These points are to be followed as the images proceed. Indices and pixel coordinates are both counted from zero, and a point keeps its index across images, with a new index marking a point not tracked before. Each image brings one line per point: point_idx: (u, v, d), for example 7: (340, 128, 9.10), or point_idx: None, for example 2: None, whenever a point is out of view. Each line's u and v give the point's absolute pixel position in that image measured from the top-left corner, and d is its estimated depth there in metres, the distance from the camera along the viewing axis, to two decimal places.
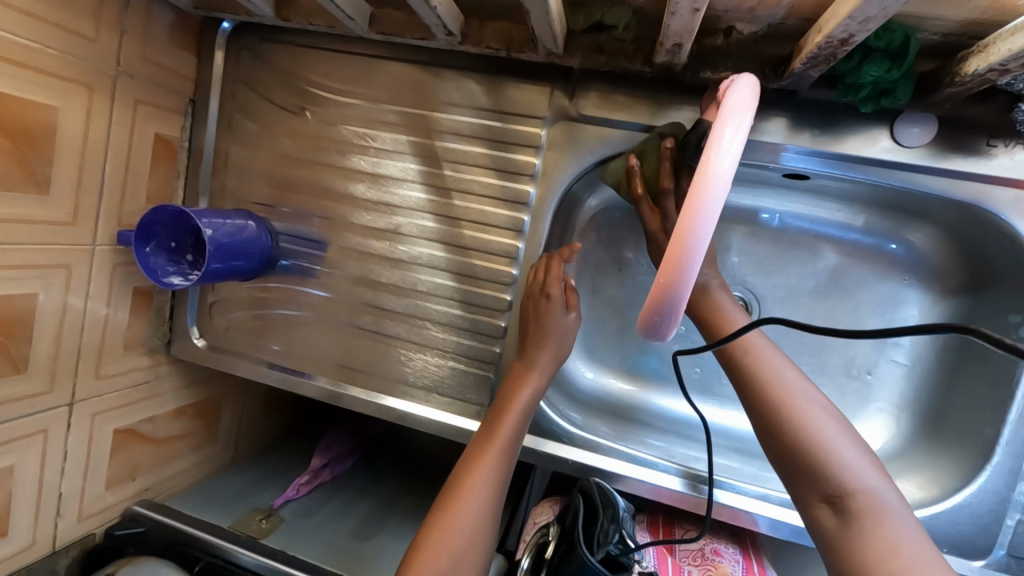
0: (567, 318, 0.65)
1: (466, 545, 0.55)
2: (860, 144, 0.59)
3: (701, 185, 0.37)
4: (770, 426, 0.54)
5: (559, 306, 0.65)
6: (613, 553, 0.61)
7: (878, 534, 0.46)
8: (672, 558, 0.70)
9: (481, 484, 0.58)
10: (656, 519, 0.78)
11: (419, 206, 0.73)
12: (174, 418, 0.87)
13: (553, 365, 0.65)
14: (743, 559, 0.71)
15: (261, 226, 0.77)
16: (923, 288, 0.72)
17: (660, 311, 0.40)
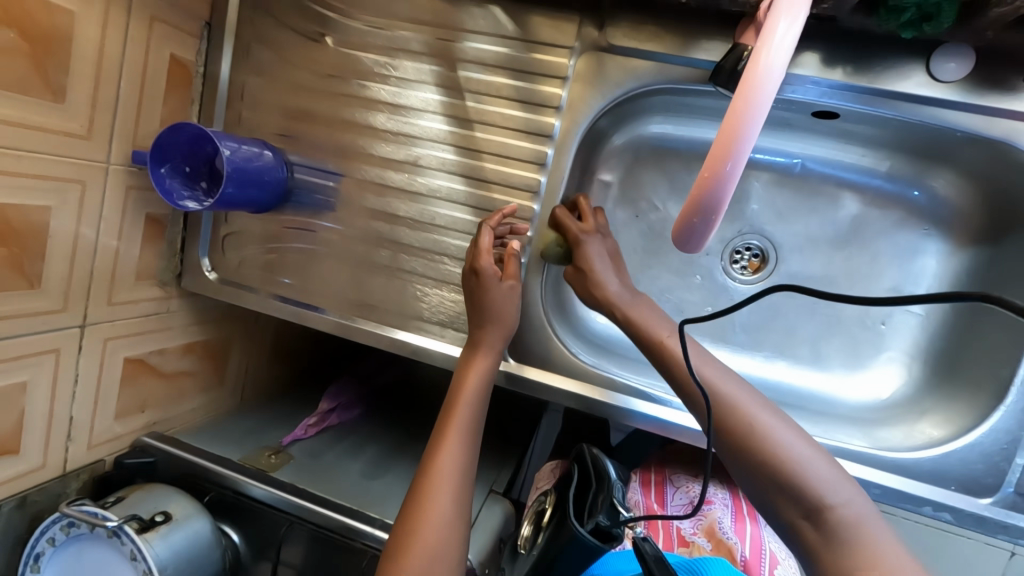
0: (495, 287, 0.65)
1: (442, 541, 0.54)
2: (892, 79, 0.59)
3: (752, 85, 0.37)
4: (741, 451, 0.53)
5: (491, 279, 0.65)
6: (603, 524, 0.63)
7: (862, 551, 0.46)
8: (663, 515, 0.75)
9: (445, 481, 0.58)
10: (650, 476, 0.83)
11: (440, 138, 0.72)
12: (183, 354, 0.87)
13: (500, 340, 0.67)
14: (730, 503, 0.77)
15: (277, 157, 0.76)
16: (942, 237, 0.72)
17: (698, 214, 0.40)
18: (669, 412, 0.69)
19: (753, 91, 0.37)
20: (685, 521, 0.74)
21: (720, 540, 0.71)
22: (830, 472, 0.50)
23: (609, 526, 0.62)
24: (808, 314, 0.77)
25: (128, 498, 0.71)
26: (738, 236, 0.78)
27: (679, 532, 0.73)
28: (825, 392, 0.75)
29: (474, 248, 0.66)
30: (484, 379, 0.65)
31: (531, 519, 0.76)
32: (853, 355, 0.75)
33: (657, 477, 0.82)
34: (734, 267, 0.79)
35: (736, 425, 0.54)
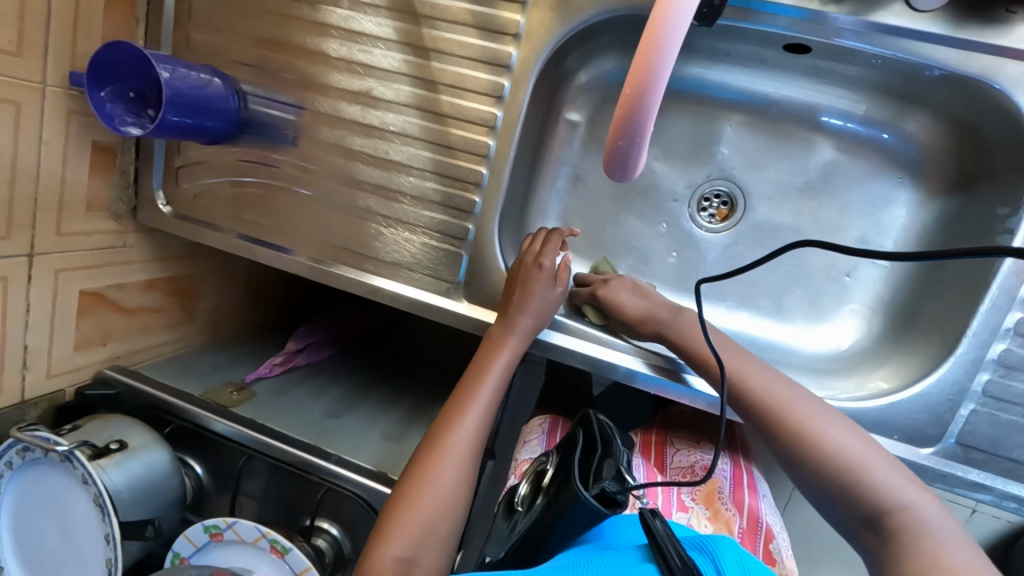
0: (543, 280, 0.66)
1: (438, 517, 0.58)
2: (868, 8, 0.55)
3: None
4: (796, 458, 0.55)
5: (549, 277, 0.66)
6: (608, 489, 0.58)
7: (917, 548, 0.47)
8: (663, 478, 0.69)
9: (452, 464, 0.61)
10: (649, 439, 0.77)
11: (395, 67, 0.68)
12: (145, 290, 0.86)
13: (530, 328, 0.66)
14: (732, 471, 0.71)
15: (227, 85, 0.73)
16: (914, 187, 0.69)
17: (626, 135, 0.38)
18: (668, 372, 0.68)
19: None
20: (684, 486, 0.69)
21: (719, 510, 0.66)
22: (895, 477, 0.52)
23: (615, 492, 0.58)
24: (773, 265, 0.75)
25: (84, 426, 0.73)
26: (706, 182, 0.76)
27: (678, 497, 0.67)
28: (784, 343, 0.74)
29: (541, 243, 0.69)
30: (507, 365, 0.66)
31: (529, 479, 0.65)
32: (815, 307, 0.74)
33: (658, 439, 0.76)
34: (701, 214, 0.76)
35: (791, 432, 0.56)
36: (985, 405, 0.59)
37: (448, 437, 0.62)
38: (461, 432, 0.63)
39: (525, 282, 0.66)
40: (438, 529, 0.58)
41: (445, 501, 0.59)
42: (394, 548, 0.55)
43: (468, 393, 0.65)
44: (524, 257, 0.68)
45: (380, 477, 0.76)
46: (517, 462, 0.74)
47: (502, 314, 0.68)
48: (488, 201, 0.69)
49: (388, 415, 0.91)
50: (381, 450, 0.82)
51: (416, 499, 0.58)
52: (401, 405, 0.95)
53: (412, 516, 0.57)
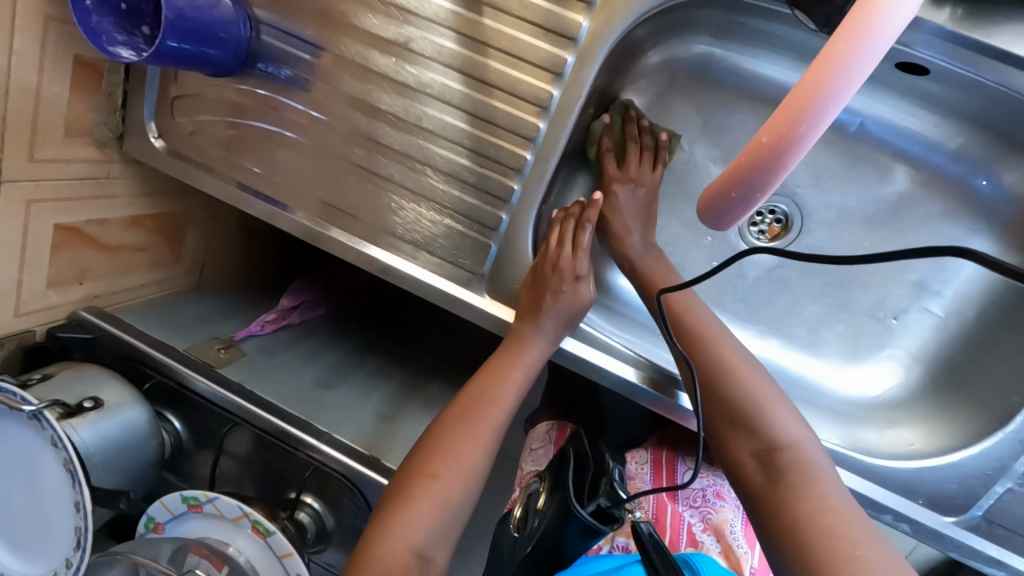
0: (575, 289, 0.63)
1: (444, 523, 0.53)
2: (1010, 36, 0.47)
3: (857, 27, 0.27)
4: (709, 392, 0.57)
5: (587, 291, 0.64)
6: (602, 505, 0.56)
7: (804, 488, 0.48)
8: (674, 507, 0.68)
9: (466, 466, 0.56)
10: (660, 457, 0.73)
11: (440, 19, 0.58)
12: (129, 228, 0.77)
13: (559, 329, 0.62)
14: (743, 502, 0.70)
15: (239, 8, 0.62)
16: (991, 237, 0.63)
17: (744, 187, 0.31)
18: (694, 402, 0.64)
19: (856, 34, 0.27)
20: (695, 515, 0.68)
21: (730, 546, 0.65)
22: (791, 422, 0.53)
23: (608, 507, 0.56)
24: (817, 295, 0.70)
25: (56, 378, 0.66)
26: (764, 196, 0.69)
27: (688, 528, 0.67)
28: (815, 380, 0.70)
29: (571, 243, 0.63)
30: (528, 369, 0.62)
31: (523, 501, 0.64)
32: (854, 347, 0.70)
33: (669, 457, 0.73)
34: (751, 230, 0.70)
35: (709, 364, 0.57)
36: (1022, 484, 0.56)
37: (474, 420, 0.58)
38: (487, 419, 0.59)
39: (558, 287, 0.62)
40: (455, 510, 0.54)
41: (466, 486, 0.55)
42: (412, 536, 0.51)
43: (486, 391, 0.61)
44: (555, 259, 0.62)
45: (372, 462, 0.72)
46: (522, 474, 0.72)
47: (528, 312, 0.62)
48: (527, 191, 0.61)
49: (381, 391, 0.87)
50: (372, 431, 0.78)
51: (440, 478, 0.54)
52: (396, 380, 0.91)
53: (431, 496, 0.53)
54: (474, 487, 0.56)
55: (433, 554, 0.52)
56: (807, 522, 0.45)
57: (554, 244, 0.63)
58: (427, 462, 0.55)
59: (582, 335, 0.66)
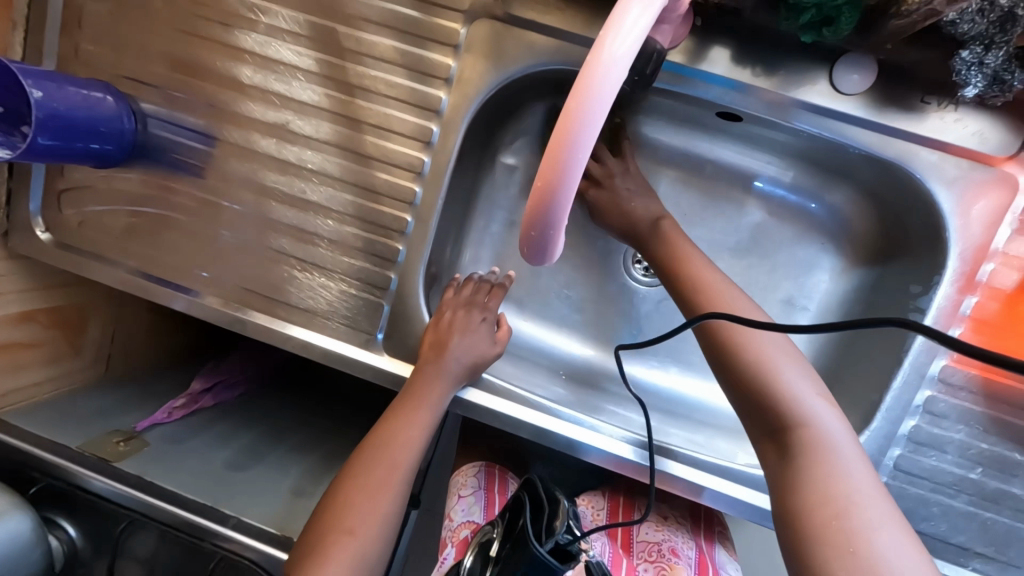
0: (482, 328, 0.67)
1: None
2: (797, 86, 0.55)
3: (588, 76, 0.30)
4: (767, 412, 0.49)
5: (485, 334, 0.67)
6: (561, 543, 0.56)
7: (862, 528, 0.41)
8: (627, 560, 0.68)
9: (360, 535, 0.55)
10: (617, 502, 0.73)
11: (315, 101, 0.63)
12: (18, 325, 0.74)
13: (461, 370, 0.63)
14: (698, 560, 0.68)
15: (121, 104, 0.65)
16: (836, 255, 0.71)
17: (540, 225, 0.34)
18: (608, 441, 0.64)
19: (588, 86, 0.30)
20: (648, 570, 0.67)
21: None
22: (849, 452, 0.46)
23: (569, 542, 0.56)
24: None
25: None
26: None
27: None
28: (711, 402, 0.75)
29: (487, 294, 0.70)
30: (426, 428, 0.62)
31: (475, 551, 0.63)
32: None
33: (625, 502, 0.73)
34: (636, 266, 0.77)
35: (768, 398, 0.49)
36: (897, 478, 0.59)
37: (381, 468, 0.59)
38: (394, 464, 0.60)
39: (462, 328, 0.66)
40: (369, 562, 0.56)
41: (380, 534, 0.57)
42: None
43: (379, 455, 0.60)
44: (471, 303, 0.68)
45: (284, 543, 0.69)
46: (454, 528, 0.70)
47: (430, 353, 0.63)
48: (413, 250, 0.64)
49: (301, 465, 0.84)
50: (287, 508, 0.75)
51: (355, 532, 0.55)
52: (316, 454, 0.88)
53: (347, 552, 0.54)
54: (370, 556, 0.56)
55: None
56: None
57: (468, 293, 0.70)
58: (322, 535, 0.55)
59: (485, 385, 0.67)
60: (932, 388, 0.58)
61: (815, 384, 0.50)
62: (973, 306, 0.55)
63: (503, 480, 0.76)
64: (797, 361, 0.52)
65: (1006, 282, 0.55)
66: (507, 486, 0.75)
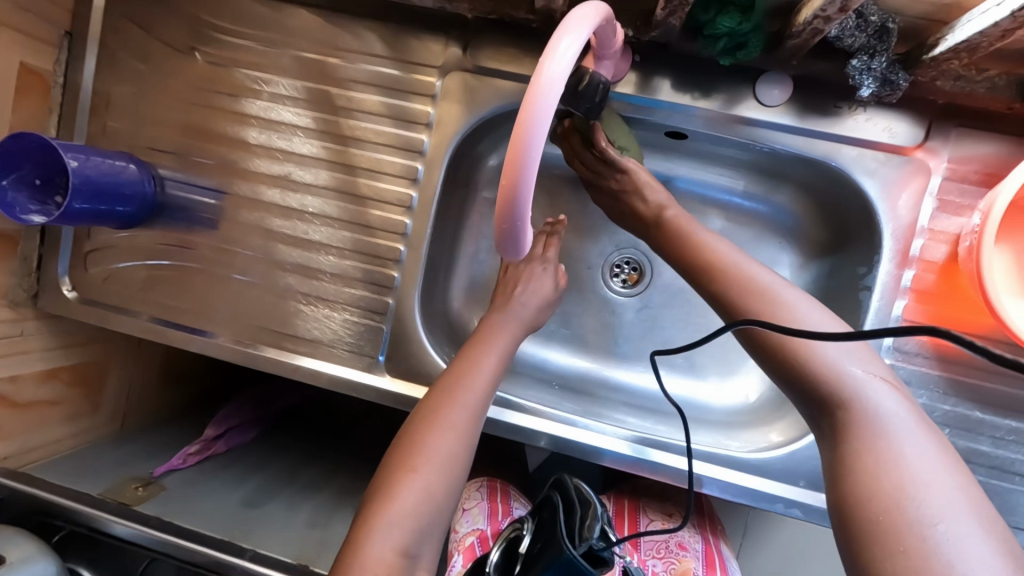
0: (543, 275, 0.72)
1: (415, 509, 0.52)
2: (729, 104, 0.64)
3: (534, 92, 0.37)
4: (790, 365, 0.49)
5: (548, 277, 0.72)
6: (594, 547, 0.59)
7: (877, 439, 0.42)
8: (638, 554, 0.76)
9: (440, 450, 0.55)
10: (622, 505, 0.81)
11: (313, 153, 0.71)
12: (44, 382, 0.79)
13: (530, 312, 0.69)
14: (704, 554, 0.76)
15: (143, 170, 0.73)
16: (792, 251, 0.78)
17: (506, 222, 0.41)
18: (612, 441, 0.68)
19: (531, 104, 0.37)
20: (658, 564, 0.75)
21: None
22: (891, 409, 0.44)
23: (601, 548, 0.59)
24: (679, 324, 0.81)
25: None
26: (616, 251, 0.83)
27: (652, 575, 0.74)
28: (699, 398, 0.79)
29: (543, 243, 0.74)
30: (497, 360, 0.63)
31: (502, 545, 0.65)
32: (726, 363, 0.80)
33: (630, 506, 0.80)
34: (613, 279, 0.83)
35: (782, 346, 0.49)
36: None
37: (447, 408, 0.58)
38: (461, 405, 0.59)
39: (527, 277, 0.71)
40: (447, 482, 0.55)
41: (461, 453, 0.56)
42: (393, 537, 0.50)
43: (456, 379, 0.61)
44: (530, 256, 0.74)
45: (301, 570, 0.70)
46: (459, 536, 0.74)
47: (501, 303, 0.69)
48: (407, 276, 0.71)
49: (313, 500, 0.87)
50: (301, 540, 0.77)
51: (418, 470, 0.54)
52: (327, 489, 0.91)
53: (428, 467, 0.54)
54: (452, 472, 0.55)
55: (418, 548, 0.51)
56: (876, 502, 0.39)
57: (525, 249, 0.75)
58: (398, 452, 0.56)
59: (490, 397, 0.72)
60: (890, 358, 0.63)
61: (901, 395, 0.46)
62: (913, 278, 0.62)
63: (505, 492, 0.80)
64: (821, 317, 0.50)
65: (937, 255, 0.61)
66: (510, 497, 0.80)
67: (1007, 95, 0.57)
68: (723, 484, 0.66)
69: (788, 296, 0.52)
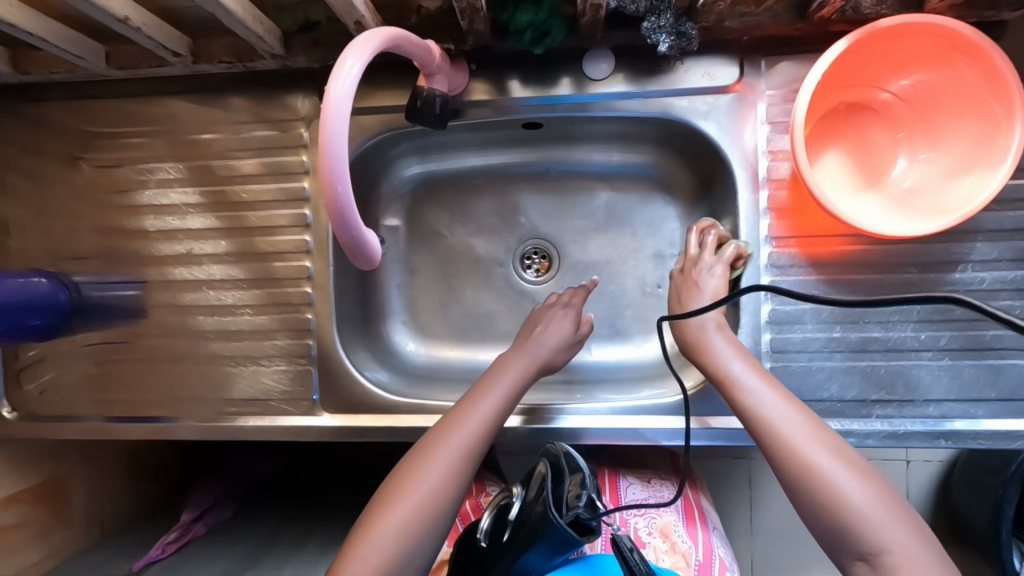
0: (564, 316, 0.74)
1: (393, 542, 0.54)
2: (564, 87, 0.70)
3: (324, 114, 0.44)
4: (825, 500, 0.50)
5: (569, 318, 0.74)
6: (582, 517, 0.62)
7: None
8: (619, 514, 0.76)
9: (417, 485, 0.57)
10: (602, 474, 0.82)
11: (207, 224, 0.76)
12: (4, 508, 0.81)
13: (545, 350, 0.70)
14: (684, 508, 0.77)
15: (54, 281, 0.76)
16: (675, 203, 0.83)
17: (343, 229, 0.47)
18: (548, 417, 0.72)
19: (325, 123, 0.44)
20: (640, 521, 0.75)
21: (674, 542, 0.73)
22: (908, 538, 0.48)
23: (588, 518, 0.62)
24: (594, 298, 0.85)
25: None
26: (521, 244, 0.87)
27: (636, 531, 0.75)
28: (629, 360, 0.83)
29: (567, 294, 0.78)
30: (497, 403, 0.64)
31: (493, 512, 0.69)
32: (647, 323, 0.84)
33: (611, 475, 0.81)
34: (526, 270, 0.87)
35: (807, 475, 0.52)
36: (779, 358, 0.67)
37: (439, 444, 0.60)
38: (452, 438, 0.60)
39: (547, 321, 0.74)
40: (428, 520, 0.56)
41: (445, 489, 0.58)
42: (368, 561, 0.53)
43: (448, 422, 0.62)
44: (553, 302, 0.77)
45: None
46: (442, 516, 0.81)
47: (518, 342, 0.72)
48: (321, 315, 0.74)
49: (299, 556, 0.88)
50: None
51: (396, 502, 0.56)
52: (312, 542, 0.92)
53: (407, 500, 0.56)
54: (432, 508, 0.56)
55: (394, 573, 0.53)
56: None
57: (553, 298, 0.79)
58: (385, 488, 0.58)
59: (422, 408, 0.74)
60: (769, 275, 0.67)
61: (900, 517, 0.49)
62: (768, 198, 0.67)
63: (481, 483, 0.85)
64: (842, 448, 0.53)
65: (782, 172, 0.67)
66: (486, 483, 0.86)
67: (788, 19, 0.63)
68: (667, 429, 0.70)
69: (776, 410, 0.56)
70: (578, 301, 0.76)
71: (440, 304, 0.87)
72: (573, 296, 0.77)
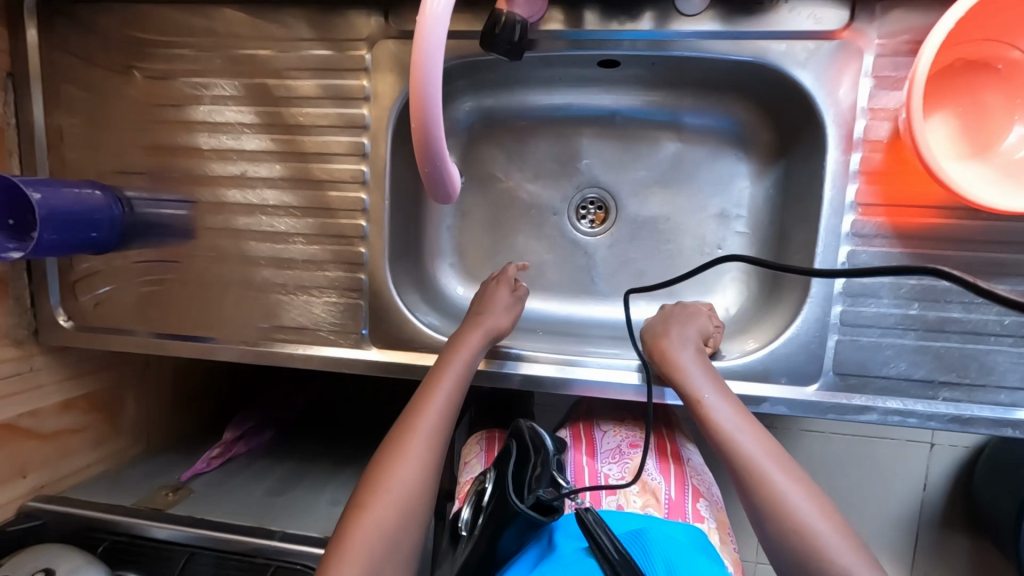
0: (506, 294, 0.73)
1: (381, 550, 0.54)
2: (651, 22, 0.64)
3: (421, 34, 0.41)
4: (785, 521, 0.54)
5: (506, 295, 0.73)
6: (544, 498, 0.59)
7: None
8: (590, 462, 0.74)
9: (393, 489, 0.58)
10: (577, 429, 0.80)
11: (262, 147, 0.73)
12: (63, 412, 0.84)
13: (494, 330, 0.70)
14: (658, 448, 0.75)
15: (109, 195, 0.76)
16: (748, 160, 0.78)
17: (429, 162, 0.45)
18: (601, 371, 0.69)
19: (421, 45, 0.41)
20: (613, 467, 0.73)
21: (646, 482, 0.71)
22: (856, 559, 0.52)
23: (550, 499, 0.59)
24: (649, 254, 0.82)
25: (8, 564, 0.68)
26: (578, 192, 0.83)
27: (605, 475, 0.72)
28: None
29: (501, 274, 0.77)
30: (451, 395, 0.64)
31: (471, 499, 0.67)
32: (705, 285, 0.81)
33: (586, 429, 0.79)
34: (581, 220, 0.84)
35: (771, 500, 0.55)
36: (846, 332, 0.65)
37: (411, 441, 0.61)
38: (421, 433, 0.61)
39: (486, 302, 0.72)
40: (405, 523, 0.57)
41: (419, 485, 0.59)
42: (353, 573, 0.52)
43: (414, 415, 0.63)
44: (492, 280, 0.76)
45: None
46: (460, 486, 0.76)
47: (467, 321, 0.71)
48: (374, 250, 0.73)
49: (336, 481, 0.91)
50: (328, 517, 0.81)
51: (371, 506, 0.56)
52: (348, 470, 0.95)
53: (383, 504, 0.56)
54: (409, 510, 0.57)
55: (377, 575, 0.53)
56: None
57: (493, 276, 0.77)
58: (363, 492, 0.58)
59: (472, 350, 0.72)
60: (849, 245, 0.63)
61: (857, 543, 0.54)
62: (861, 161, 0.62)
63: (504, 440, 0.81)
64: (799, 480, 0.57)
65: (881, 133, 0.61)
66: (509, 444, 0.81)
67: None
68: None
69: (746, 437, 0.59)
70: (512, 277, 0.76)
71: (489, 249, 0.85)
72: (506, 271, 0.77)
